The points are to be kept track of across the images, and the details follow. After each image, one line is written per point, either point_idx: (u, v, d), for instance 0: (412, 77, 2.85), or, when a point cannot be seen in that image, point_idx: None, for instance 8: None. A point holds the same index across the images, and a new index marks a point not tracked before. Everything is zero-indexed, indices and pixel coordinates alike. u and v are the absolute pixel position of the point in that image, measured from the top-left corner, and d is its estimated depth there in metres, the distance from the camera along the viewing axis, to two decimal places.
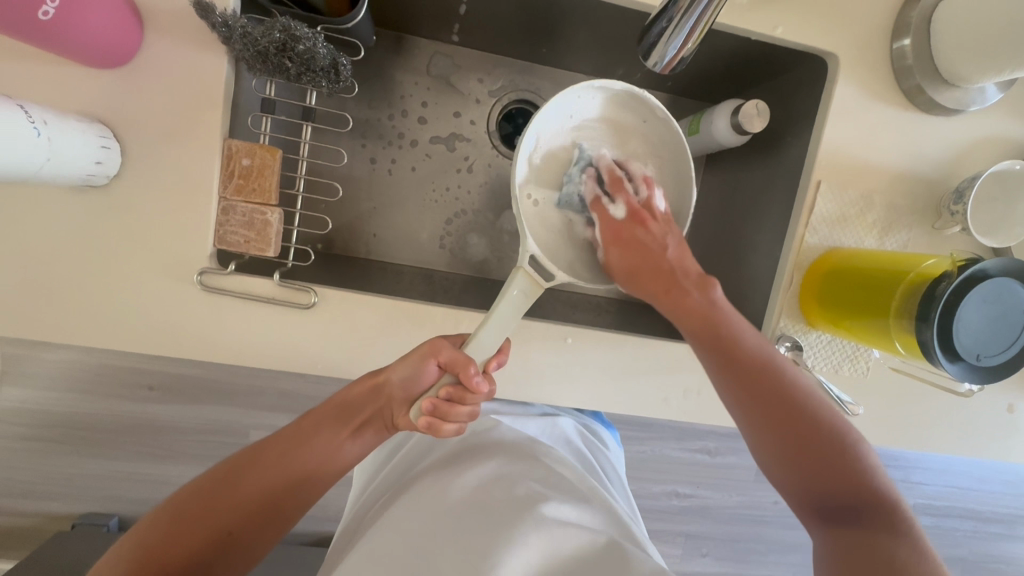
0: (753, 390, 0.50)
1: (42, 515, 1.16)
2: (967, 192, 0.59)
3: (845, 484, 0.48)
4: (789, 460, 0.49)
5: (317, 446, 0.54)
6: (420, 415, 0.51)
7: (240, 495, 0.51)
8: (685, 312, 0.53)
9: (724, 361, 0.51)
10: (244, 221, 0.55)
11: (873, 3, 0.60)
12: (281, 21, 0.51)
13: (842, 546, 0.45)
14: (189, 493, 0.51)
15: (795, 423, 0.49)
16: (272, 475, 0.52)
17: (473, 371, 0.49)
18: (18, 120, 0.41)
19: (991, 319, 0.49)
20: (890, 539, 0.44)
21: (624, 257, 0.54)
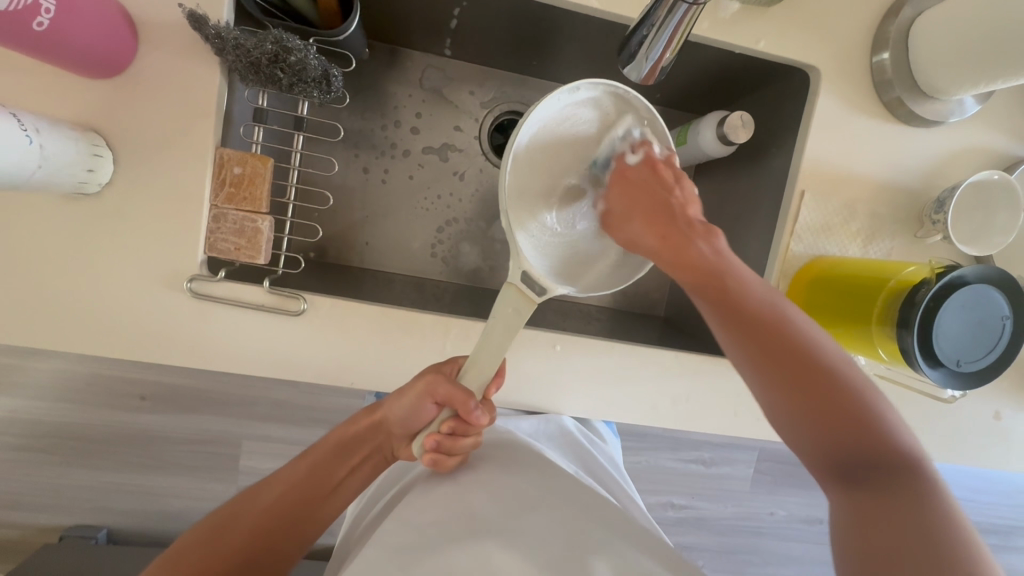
0: (758, 336, 0.46)
1: (28, 527, 1.14)
2: (948, 201, 0.61)
3: (863, 440, 0.43)
4: (803, 415, 0.45)
5: (320, 482, 0.55)
6: (423, 451, 0.54)
7: (240, 539, 0.50)
8: (688, 261, 0.49)
9: (725, 317, 0.48)
10: (234, 228, 0.56)
11: (853, 18, 0.62)
12: (274, 33, 0.52)
13: (861, 510, 0.41)
14: (189, 543, 0.50)
15: (807, 373, 0.45)
16: (271, 515, 0.52)
17: (473, 405, 0.52)
18: (11, 128, 0.42)
19: (969, 325, 0.49)
20: (909, 500, 0.40)
21: (626, 193, 0.54)
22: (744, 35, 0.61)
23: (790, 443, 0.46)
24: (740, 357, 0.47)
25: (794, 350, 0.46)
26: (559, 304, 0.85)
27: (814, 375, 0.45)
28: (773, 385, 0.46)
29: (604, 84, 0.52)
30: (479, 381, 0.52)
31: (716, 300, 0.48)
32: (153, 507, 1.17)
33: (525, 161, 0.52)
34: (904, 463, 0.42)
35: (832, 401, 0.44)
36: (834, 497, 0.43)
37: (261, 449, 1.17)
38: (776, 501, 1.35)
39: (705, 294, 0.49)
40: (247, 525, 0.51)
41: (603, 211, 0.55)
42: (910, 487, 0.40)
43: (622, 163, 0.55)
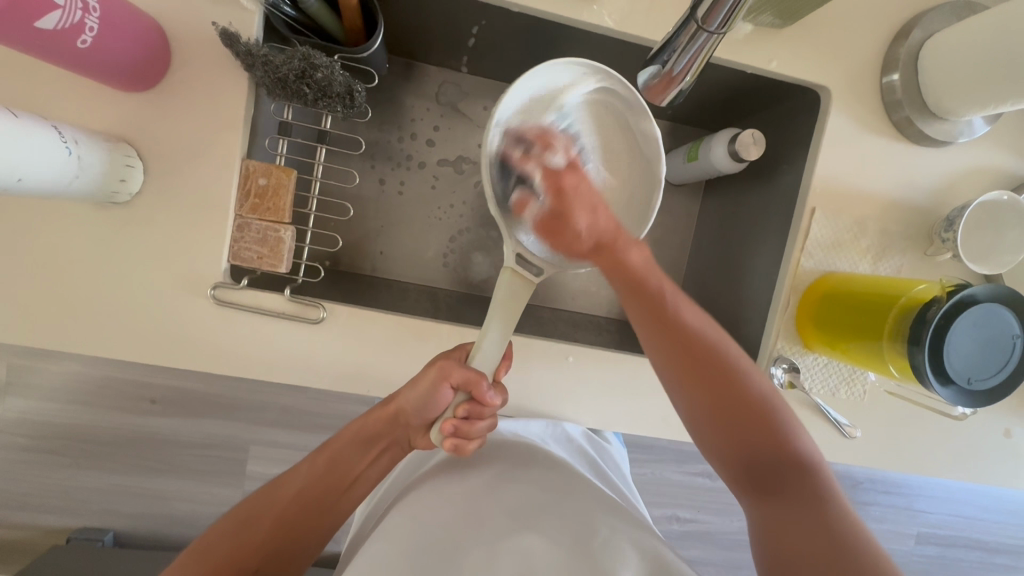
0: (683, 359, 0.50)
1: (34, 528, 1.15)
2: (957, 220, 0.62)
3: (771, 453, 0.49)
4: (716, 428, 0.50)
5: (340, 473, 0.57)
6: (443, 437, 0.53)
7: (262, 530, 0.52)
8: (629, 269, 0.51)
9: (658, 331, 0.51)
10: (257, 237, 0.57)
11: (864, 40, 0.63)
12: (301, 50, 0.54)
13: (770, 518, 0.46)
14: (214, 536, 0.52)
15: (723, 401, 0.50)
16: (292, 507, 0.54)
17: (486, 386, 0.51)
18: (52, 139, 0.43)
19: (980, 344, 0.50)
20: (808, 502, 0.46)
21: (574, 205, 0.48)
22: (757, 56, 0.62)
23: (709, 455, 0.51)
24: (668, 380, 0.51)
25: (717, 369, 0.50)
26: (568, 314, 0.86)
27: (734, 396, 0.50)
28: (693, 407, 0.51)
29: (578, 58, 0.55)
30: (491, 362, 0.52)
31: (644, 324, 0.51)
32: (159, 511, 1.18)
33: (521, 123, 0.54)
34: (812, 473, 0.47)
35: (747, 421, 0.49)
36: (747, 503, 0.49)
37: (268, 455, 1.18)
38: None
39: (640, 307, 0.51)
40: (269, 518, 0.53)
41: (540, 212, 0.49)
42: (811, 491, 0.46)
43: (554, 176, 0.48)
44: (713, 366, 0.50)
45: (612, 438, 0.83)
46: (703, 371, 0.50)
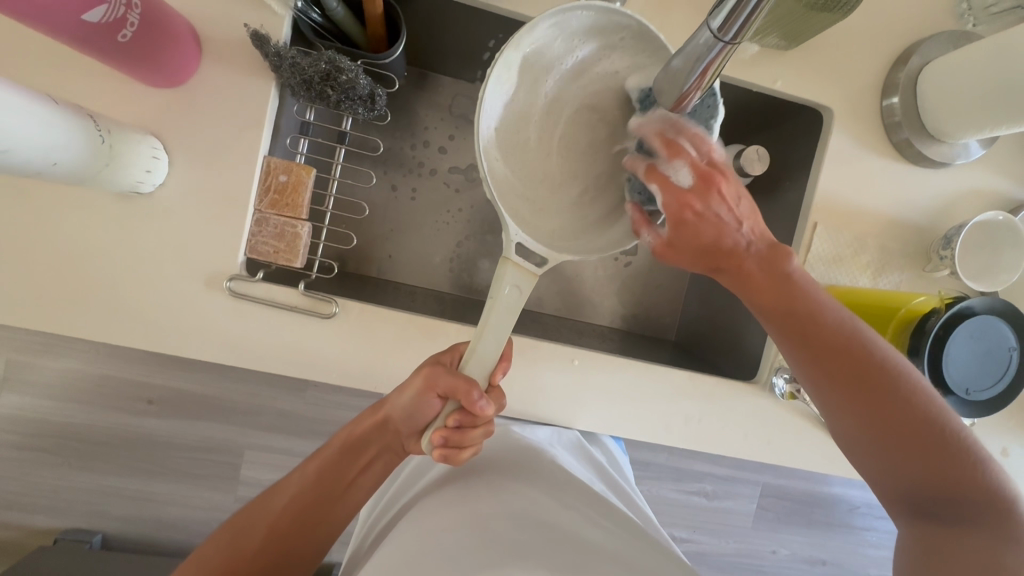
0: (838, 378, 0.46)
1: (22, 528, 1.14)
2: (954, 239, 0.63)
3: (947, 487, 0.42)
4: (878, 452, 0.45)
5: (331, 480, 0.57)
6: (433, 447, 0.54)
7: (255, 540, 0.53)
8: (757, 291, 0.49)
9: (810, 351, 0.47)
10: (274, 232, 0.59)
11: (865, 64, 0.66)
12: (327, 54, 0.55)
13: (925, 545, 0.43)
14: (211, 547, 0.52)
15: (912, 437, 0.43)
16: (285, 516, 0.54)
17: (475, 394, 0.51)
18: (88, 128, 0.46)
19: (976, 355, 0.51)
20: (994, 546, 0.40)
21: (685, 239, 0.49)
22: (762, 75, 0.65)
23: (865, 473, 0.47)
24: (822, 393, 0.47)
25: (884, 388, 0.45)
26: (572, 323, 0.87)
27: (913, 426, 0.43)
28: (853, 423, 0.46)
29: (569, 6, 0.48)
30: (481, 371, 0.52)
31: (802, 345, 0.47)
32: (150, 514, 1.17)
33: (501, 126, 0.52)
34: (990, 510, 0.41)
35: (926, 444, 0.43)
36: (904, 526, 0.45)
37: (265, 460, 1.17)
38: (778, 540, 1.35)
39: (788, 336, 0.48)
40: (262, 527, 0.54)
41: (651, 243, 0.50)
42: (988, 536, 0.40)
43: (674, 207, 0.48)
44: (881, 386, 0.45)
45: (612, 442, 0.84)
46: (864, 385, 0.45)
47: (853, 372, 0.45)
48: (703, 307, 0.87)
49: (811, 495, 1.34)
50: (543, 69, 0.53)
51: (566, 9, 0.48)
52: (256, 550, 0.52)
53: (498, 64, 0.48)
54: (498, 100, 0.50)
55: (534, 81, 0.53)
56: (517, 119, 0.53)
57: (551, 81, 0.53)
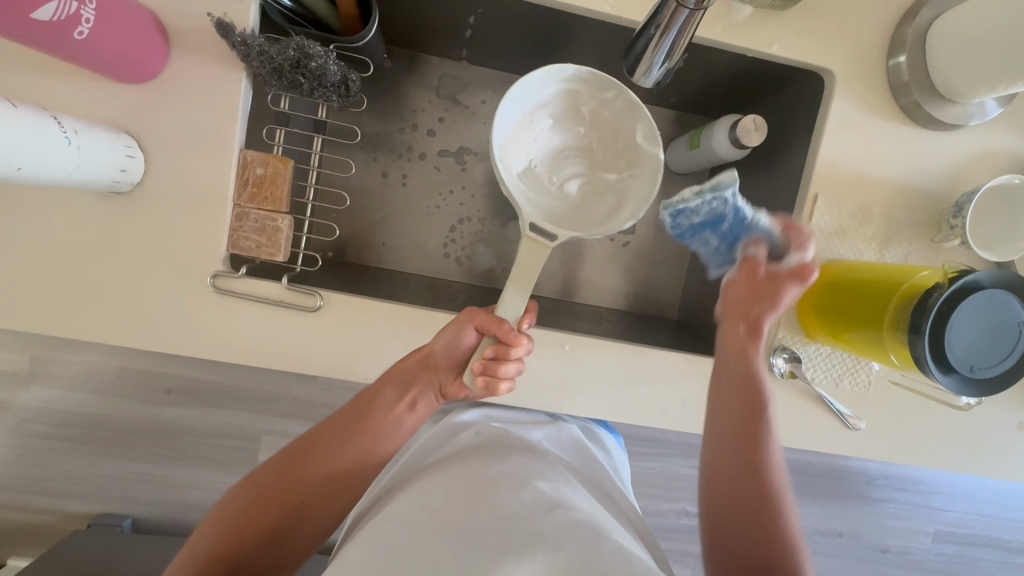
0: (744, 421, 0.55)
1: (59, 513, 1.19)
2: (966, 206, 0.60)
3: (759, 540, 0.51)
4: (739, 479, 0.54)
5: (372, 419, 0.61)
6: (473, 376, 0.56)
7: (309, 466, 0.59)
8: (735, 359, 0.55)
9: (745, 399, 0.55)
10: (255, 227, 0.58)
11: (870, 21, 0.61)
12: (296, 40, 0.54)
13: (716, 535, 0.54)
14: (260, 475, 0.58)
15: (754, 491, 0.53)
16: (336, 445, 0.60)
17: (507, 327, 0.55)
18: (51, 129, 0.44)
19: (983, 331, 0.48)
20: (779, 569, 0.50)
21: (741, 293, 0.53)
22: (757, 39, 0.61)
23: (703, 493, 0.56)
24: (716, 426, 0.56)
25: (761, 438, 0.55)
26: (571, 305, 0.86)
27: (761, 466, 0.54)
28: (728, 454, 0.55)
29: (569, 65, 0.57)
30: (513, 311, 0.55)
31: (731, 387, 0.56)
32: (177, 498, 1.21)
33: (507, 154, 0.58)
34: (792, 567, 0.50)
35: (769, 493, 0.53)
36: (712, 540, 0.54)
37: (281, 445, 1.20)
38: None
39: (721, 381, 0.57)
40: (316, 457, 0.59)
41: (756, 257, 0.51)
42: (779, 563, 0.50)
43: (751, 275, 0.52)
44: (760, 437, 0.55)
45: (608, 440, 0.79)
46: (753, 431, 0.55)
47: (750, 426, 0.55)
48: (705, 285, 0.84)
49: (829, 468, 1.32)
50: (542, 112, 0.61)
51: (559, 66, 0.57)
52: (309, 473, 0.58)
53: (506, 96, 0.56)
54: (504, 129, 0.58)
55: (534, 119, 0.60)
56: (521, 149, 0.60)
57: (547, 123, 0.62)
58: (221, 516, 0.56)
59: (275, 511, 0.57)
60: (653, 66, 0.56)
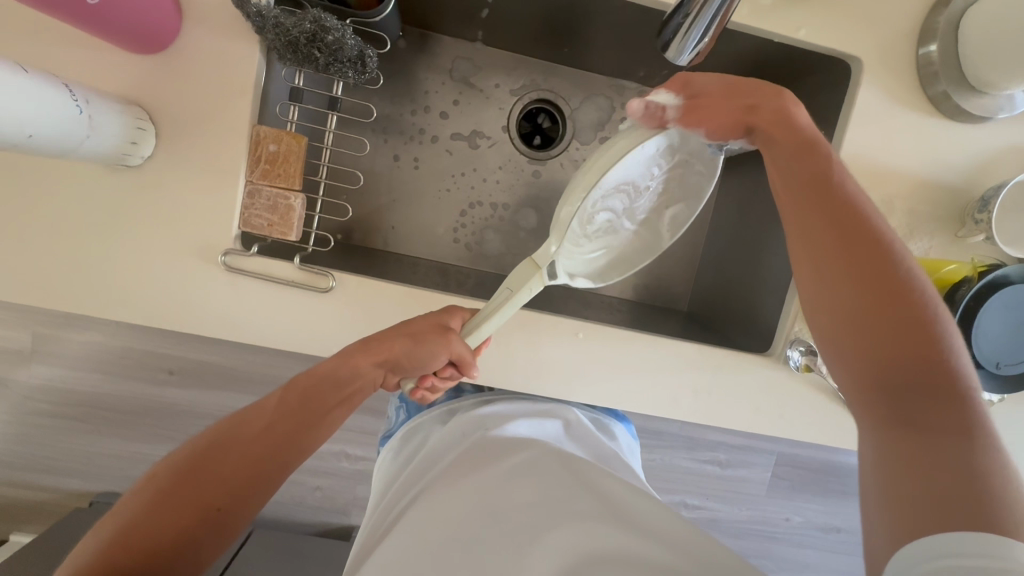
0: (839, 245, 0.47)
1: (61, 491, 1.19)
2: (992, 200, 0.58)
3: (917, 381, 0.44)
4: (839, 277, 0.47)
5: (308, 411, 0.54)
6: (416, 387, 0.59)
7: (226, 461, 0.49)
8: (795, 161, 0.49)
9: (828, 221, 0.48)
10: (268, 205, 0.57)
11: (900, 7, 0.60)
12: (312, 12, 0.52)
13: (900, 450, 0.43)
14: (164, 472, 0.48)
15: (884, 309, 0.45)
16: (257, 441, 0.51)
17: (474, 363, 0.57)
18: (63, 97, 0.43)
19: (1012, 329, 0.48)
20: (962, 441, 0.41)
21: (781, 135, 0.49)
22: (784, 23, 0.59)
23: (818, 324, 0.49)
24: (807, 250, 0.49)
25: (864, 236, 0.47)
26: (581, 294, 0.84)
27: (884, 277, 0.46)
28: (833, 277, 0.47)
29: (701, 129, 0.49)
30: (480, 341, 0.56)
31: (820, 212, 0.48)
32: None
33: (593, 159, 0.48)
34: (960, 409, 0.42)
35: (894, 293, 0.45)
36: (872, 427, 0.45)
37: None
38: (792, 507, 1.34)
39: (796, 205, 0.49)
40: (231, 454, 0.49)
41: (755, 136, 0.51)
42: (956, 426, 0.42)
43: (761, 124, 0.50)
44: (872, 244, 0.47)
45: (618, 429, 0.77)
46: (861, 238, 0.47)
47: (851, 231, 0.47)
48: (716, 276, 0.83)
49: (830, 464, 1.32)
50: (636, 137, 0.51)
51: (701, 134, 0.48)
52: (228, 470, 0.48)
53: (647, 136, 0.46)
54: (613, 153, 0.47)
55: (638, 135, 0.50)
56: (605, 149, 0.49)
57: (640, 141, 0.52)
58: (118, 523, 0.44)
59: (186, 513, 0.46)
60: (686, 37, 0.49)
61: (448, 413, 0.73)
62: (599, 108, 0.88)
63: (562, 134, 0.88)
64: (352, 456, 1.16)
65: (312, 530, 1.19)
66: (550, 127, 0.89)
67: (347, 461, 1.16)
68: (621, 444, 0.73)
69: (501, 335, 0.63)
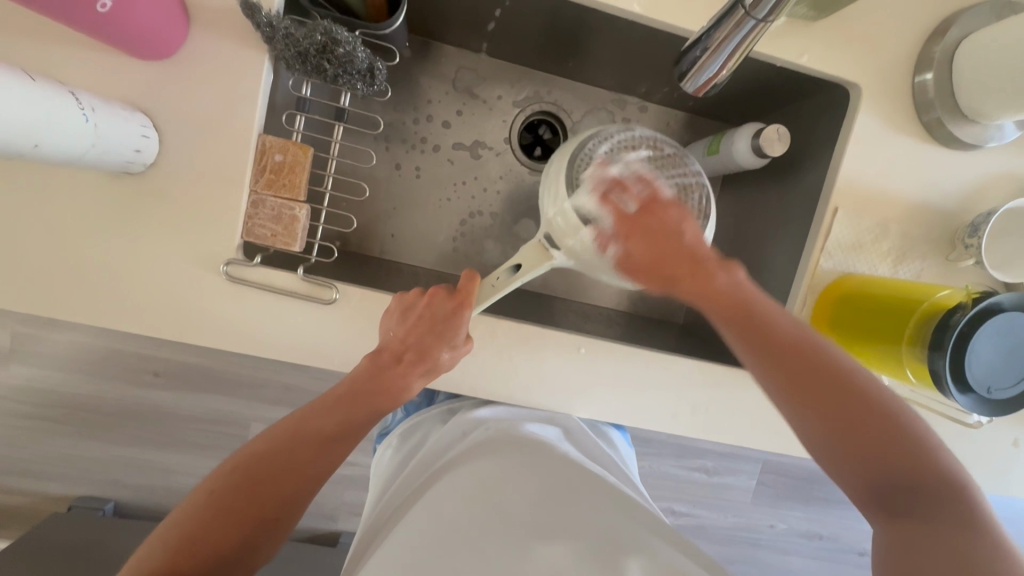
0: (796, 370, 0.47)
1: (39, 495, 1.16)
2: (982, 227, 0.60)
3: (904, 481, 0.44)
4: (802, 405, 0.47)
5: (361, 403, 0.54)
6: None
7: (287, 463, 0.50)
8: (710, 288, 0.49)
9: (762, 348, 0.48)
10: (271, 215, 0.57)
11: (898, 36, 0.61)
12: (323, 24, 0.52)
13: (898, 539, 0.43)
14: (221, 486, 0.48)
15: (849, 425, 0.46)
16: (311, 444, 0.51)
17: None
18: (68, 105, 0.42)
19: (1003, 353, 0.50)
20: (957, 532, 0.42)
21: (650, 237, 0.49)
22: (788, 48, 0.60)
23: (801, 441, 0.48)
24: (774, 382, 0.48)
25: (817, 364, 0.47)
26: (578, 305, 0.85)
27: (848, 395, 0.46)
28: (799, 402, 0.47)
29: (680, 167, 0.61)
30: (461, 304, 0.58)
31: (769, 342, 0.48)
32: (162, 483, 1.19)
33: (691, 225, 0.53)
34: (948, 503, 0.43)
35: (860, 408, 0.46)
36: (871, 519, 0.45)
37: None
38: (776, 515, 1.36)
39: (744, 331, 0.49)
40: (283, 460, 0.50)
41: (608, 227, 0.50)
42: (947, 517, 0.42)
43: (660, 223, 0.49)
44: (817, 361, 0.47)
45: (614, 435, 0.77)
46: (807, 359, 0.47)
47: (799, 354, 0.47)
48: None
49: (814, 473, 1.35)
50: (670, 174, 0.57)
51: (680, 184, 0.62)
52: (284, 478, 0.50)
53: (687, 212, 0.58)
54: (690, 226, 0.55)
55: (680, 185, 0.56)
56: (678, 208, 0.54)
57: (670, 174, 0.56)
58: (179, 529, 0.45)
59: (245, 526, 0.47)
60: (706, 66, 0.51)
61: (447, 412, 0.74)
62: (601, 122, 0.88)
63: None
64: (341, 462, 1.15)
65: (299, 536, 1.18)
66: (552, 139, 0.89)
67: None
68: (618, 448, 0.74)
69: (503, 348, 0.63)
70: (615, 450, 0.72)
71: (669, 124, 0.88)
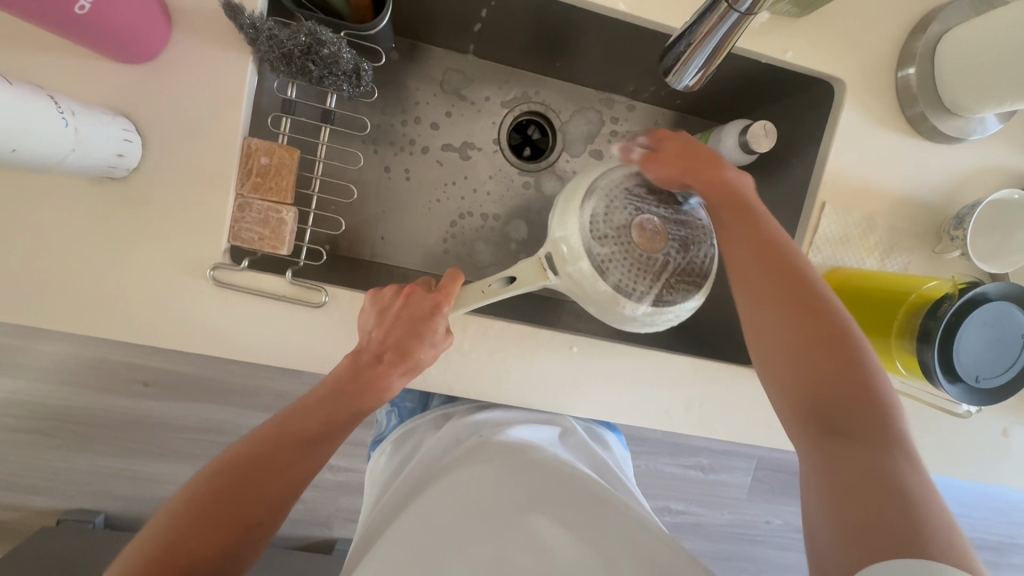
0: (778, 283, 0.49)
1: (26, 509, 1.14)
2: (967, 219, 0.61)
3: (846, 398, 0.44)
4: (781, 315, 0.48)
5: (338, 406, 0.52)
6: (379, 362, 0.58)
7: (267, 467, 0.48)
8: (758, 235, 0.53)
9: (764, 270, 0.50)
10: (258, 218, 0.56)
11: (880, 32, 0.62)
12: (307, 25, 0.52)
13: (830, 459, 0.42)
14: (200, 494, 0.46)
15: (814, 335, 0.47)
16: (290, 445, 0.50)
17: None
18: (48, 110, 0.42)
19: (989, 342, 0.50)
20: (882, 453, 0.41)
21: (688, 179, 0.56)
22: (772, 45, 0.61)
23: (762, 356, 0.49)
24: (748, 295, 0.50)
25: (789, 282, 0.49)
26: (570, 305, 0.85)
27: (810, 310, 0.48)
28: (768, 311, 0.49)
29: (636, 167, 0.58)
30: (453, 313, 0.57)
31: (756, 263, 0.51)
32: (152, 494, 1.17)
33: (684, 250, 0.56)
34: (882, 429, 0.43)
35: (823, 324, 0.47)
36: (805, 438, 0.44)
37: None
38: (772, 510, 1.37)
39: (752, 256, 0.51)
40: (263, 463, 0.48)
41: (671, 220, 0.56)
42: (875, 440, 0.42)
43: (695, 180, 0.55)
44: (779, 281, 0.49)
45: (610, 437, 0.77)
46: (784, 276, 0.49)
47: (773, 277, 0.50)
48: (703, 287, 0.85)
49: None
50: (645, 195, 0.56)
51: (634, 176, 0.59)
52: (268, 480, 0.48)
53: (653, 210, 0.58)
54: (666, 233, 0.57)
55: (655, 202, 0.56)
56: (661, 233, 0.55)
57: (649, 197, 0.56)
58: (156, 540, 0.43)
59: (227, 535, 0.45)
60: (688, 63, 0.52)
61: (442, 417, 0.73)
62: (589, 122, 0.89)
63: (551, 146, 0.89)
64: (334, 468, 1.13)
65: (293, 544, 1.17)
66: (540, 139, 0.89)
67: (330, 472, 1.13)
68: (614, 453, 0.73)
69: (495, 348, 0.63)
70: (610, 454, 0.72)
71: (658, 123, 0.88)
